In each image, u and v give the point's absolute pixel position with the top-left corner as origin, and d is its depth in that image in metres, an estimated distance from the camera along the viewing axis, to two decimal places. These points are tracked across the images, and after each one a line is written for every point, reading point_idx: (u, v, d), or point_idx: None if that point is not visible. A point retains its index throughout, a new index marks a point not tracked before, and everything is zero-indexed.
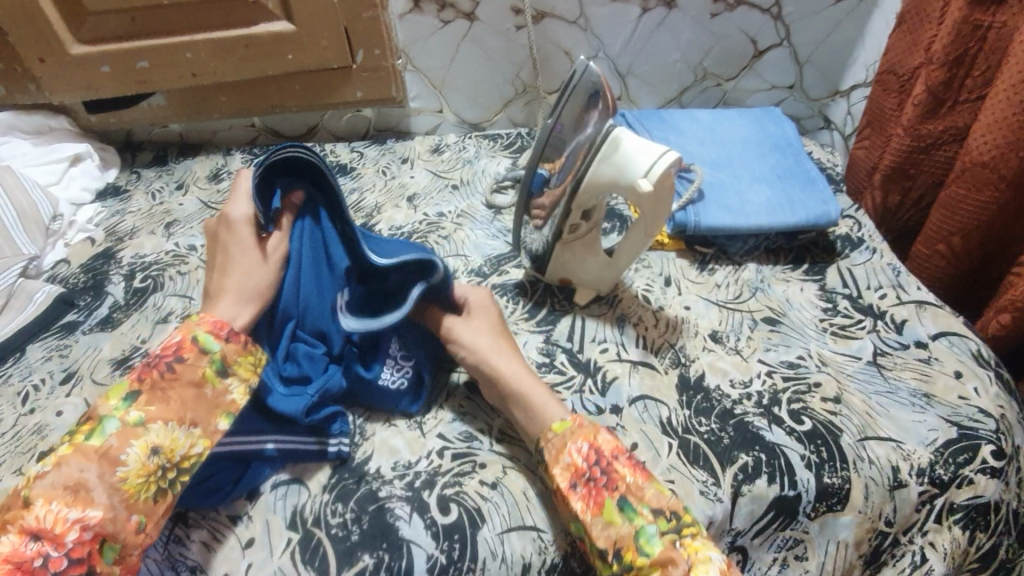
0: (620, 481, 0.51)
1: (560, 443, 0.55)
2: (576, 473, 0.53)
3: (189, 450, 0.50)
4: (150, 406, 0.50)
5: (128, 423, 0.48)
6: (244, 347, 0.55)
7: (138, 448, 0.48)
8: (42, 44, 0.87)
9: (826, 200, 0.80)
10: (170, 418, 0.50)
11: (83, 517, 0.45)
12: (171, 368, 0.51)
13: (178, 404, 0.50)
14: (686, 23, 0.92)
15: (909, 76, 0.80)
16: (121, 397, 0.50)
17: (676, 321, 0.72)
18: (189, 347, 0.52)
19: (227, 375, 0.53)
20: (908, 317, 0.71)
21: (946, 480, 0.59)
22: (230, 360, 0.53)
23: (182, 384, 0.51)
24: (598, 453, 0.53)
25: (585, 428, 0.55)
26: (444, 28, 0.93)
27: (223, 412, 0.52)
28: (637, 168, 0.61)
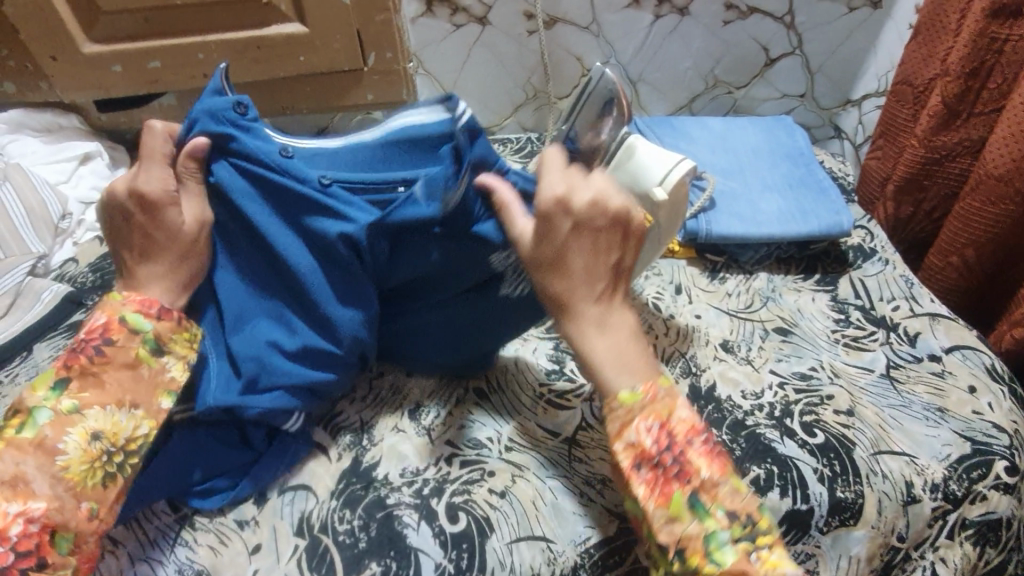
0: (694, 475, 0.46)
1: (626, 418, 0.48)
2: (642, 455, 0.47)
3: (133, 432, 0.49)
4: (84, 392, 0.48)
5: (61, 412, 0.47)
6: (177, 323, 0.52)
7: (76, 436, 0.47)
8: (54, 43, 0.87)
9: (839, 210, 0.79)
10: (107, 402, 0.48)
11: (25, 510, 0.44)
12: (101, 352, 0.49)
13: (114, 387, 0.49)
14: (697, 31, 0.91)
15: (924, 87, 0.79)
16: (50, 387, 0.48)
17: (687, 330, 0.72)
18: (116, 328, 0.50)
19: (163, 354, 0.51)
20: (921, 330, 0.70)
21: (959, 496, 0.58)
22: (163, 337, 0.51)
23: (115, 367, 0.49)
24: (670, 437, 0.47)
25: (657, 404, 0.48)
26: (455, 32, 0.92)
27: (161, 392, 0.51)
28: (651, 177, 0.61)
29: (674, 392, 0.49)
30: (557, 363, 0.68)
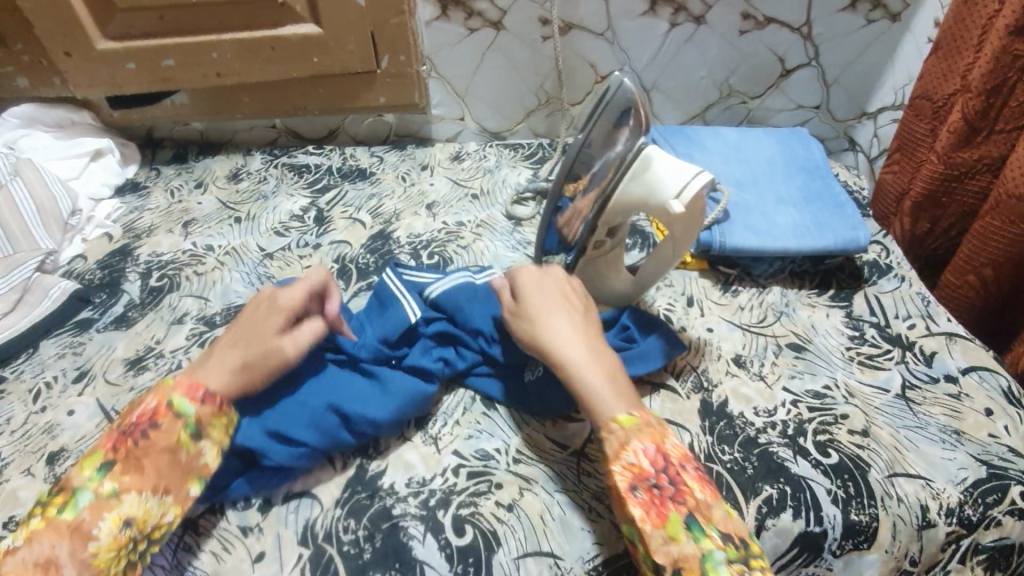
0: (688, 495, 0.49)
1: (624, 439, 0.52)
2: (638, 476, 0.50)
3: (160, 519, 0.50)
4: (123, 475, 0.50)
5: (101, 494, 0.48)
6: (218, 408, 0.54)
7: (110, 521, 0.48)
8: (69, 39, 0.87)
9: (856, 225, 0.78)
10: (143, 487, 0.49)
11: None
12: (144, 436, 0.51)
13: (152, 472, 0.50)
14: (713, 40, 0.90)
15: (943, 103, 0.78)
16: (96, 467, 0.50)
17: (699, 343, 0.71)
18: (163, 413, 0.52)
19: (202, 437, 0.53)
20: (938, 349, 0.69)
21: (975, 521, 0.57)
22: (204, 422, 0.53)
23: (155, 452, 0.51)
24: (666, 459, 0.51)
25: (652, 429, 0.53)
26: (469, 37, 0.92)
27: (193, 478, 0.52)
28: (668, 189, 0.60)
29: (665, 424, 0.55)
30: None
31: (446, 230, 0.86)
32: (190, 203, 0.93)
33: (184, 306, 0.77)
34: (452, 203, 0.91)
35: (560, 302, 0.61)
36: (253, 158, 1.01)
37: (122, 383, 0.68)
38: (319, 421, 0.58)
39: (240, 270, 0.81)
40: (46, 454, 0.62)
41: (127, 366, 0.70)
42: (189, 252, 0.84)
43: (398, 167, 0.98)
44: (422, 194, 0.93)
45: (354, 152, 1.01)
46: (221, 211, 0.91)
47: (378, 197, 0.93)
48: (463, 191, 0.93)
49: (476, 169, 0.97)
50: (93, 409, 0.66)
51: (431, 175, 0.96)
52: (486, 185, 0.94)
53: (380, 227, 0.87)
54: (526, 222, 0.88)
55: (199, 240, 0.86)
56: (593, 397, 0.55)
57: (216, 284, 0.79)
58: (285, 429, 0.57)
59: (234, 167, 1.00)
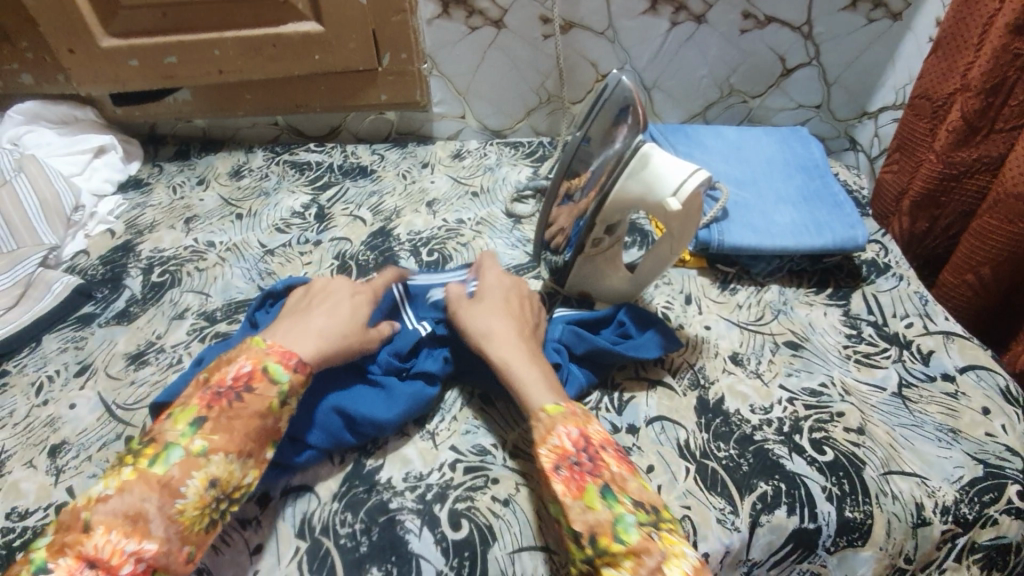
0: (605, 469, 0.50)
1: (550, 425, 0.53)
2: (562, 456, 0.51)
3: (241, 480, 0.49)
4: (213, 435, 0.48)
5: (192, 452, 0.47)
6: (307, 379, 0.54)
7: (197, 481, 0.47)
8: (73, 36, 0.88)
9: (854, 224, 0.78)
10: (231, 450, 0.49)
11: (139, 550, 0.44)
12: (238, 398, 0.50)
13: (240, 435, 0.49)
14: (714, 39, 0.91)
15: (943, 102, 0.78)
16: (189, 422, 0.49)
17: (696, 341, 0.71)
18: (259, 377, 0.51)
19: (285, 405, 0.52)
20: (935, 348, 0.69)
21: (970, 520, 0.57)
22: (293, 390, 0.52)
23: (246, 416, 0.50)
24: (587, 441, 0.52)
25: (576, 415, 0.53)
26: (470, 35, 0.92)
27: (273, 443, 0.52)
28: (666, 186, 0.60)
29: (588, 411, 0.56)
30: None
31: (446, 227, 0.87)
32: (192, 200, 0.94)
33: (185, 302, 0.77)
34: (451, 201, 0.92)
35: (500, 307, 0.64)
36: (255, 155, 1.02)
37: (123, 377, 0.69)
38: (321, 420, 0.58)
39: (241, 266, 0.82)
40: (48, 446, 0.63)
41: (128, 361, 0.71)
42: (191, 248, 0.85)
43: (398, 165, 0.98)
44: (422, 192, 0.93)
45: (355, 150, 1.02)
46: (222, 208, 0.92)
47: (379, 194, 0.93)
48: (462, 189, 0.93)
49: (476, 167, 0.97)
50: (95, 403, 0.67)
51: (431, 172, 0.97)
52: (485, 183, 0.94)
53: (380, 224, 0.88)
54: (525, 221, 0.88)
55: (201, 236, 0.87)
56: (525, 390, 0.56)
57: (217, 280, 0.80)
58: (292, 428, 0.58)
59: (236, 164, 1.01)
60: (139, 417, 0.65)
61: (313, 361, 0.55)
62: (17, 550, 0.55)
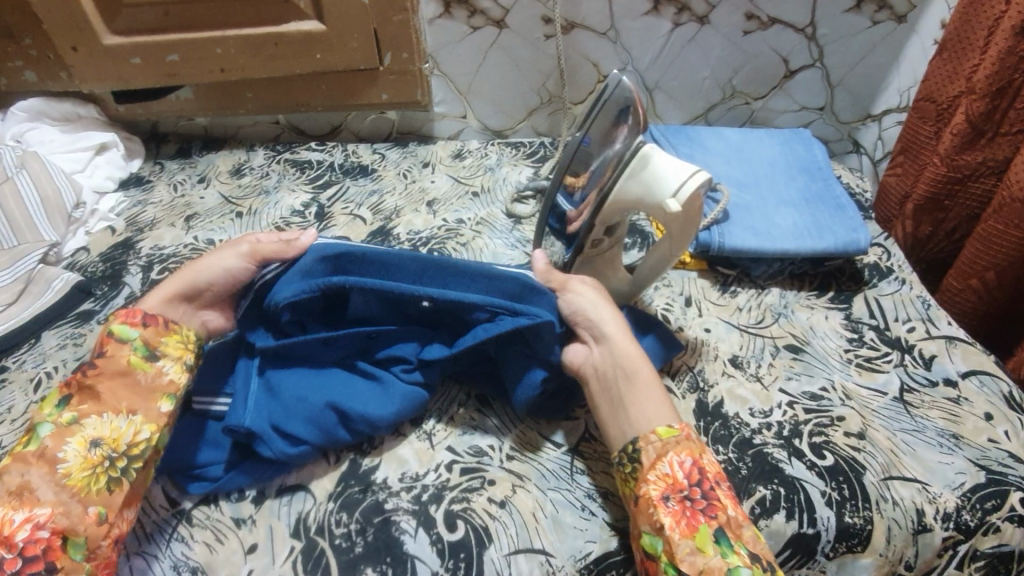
0: (720, 511, 0.50)
1: (662, 450, 0.53)
2: (672, 487, 0.51)
3: (134, 437, 0.53)
4: (82, 404, 0.54)
5: (61, 423, 0.52)
6: (163, 327, 0.58)
7: (75, 444, 0.52)
8: (76, 34, 0.88)
9: (856, 227, 0.77)
10: (104, 411, 0.54)
11: (31, 517, 0.49)
12: (94, 365, 0.55)
13: (109, 397, 0.54)
14: (717, 40, 0.90)
15: (948, 105, 0.78)
16: (55, 403, 0.54)
17: (696, 343, 0.71)
18: (108, 341, 0.56)
19: (156, 358, 0.57)
20: (937, 353, 0.68)
21: (972, 527, 0.56)
22: (150, 341, 0.57)
23: (109, 377, 0.55)
24: (700, 472, 0.51)
25: (690, 443, 0.53)
26: (473, 34, 0.92)
27: (161, 396, 0.56)
28: (665, 187, 0.60)
29: (704, 444, 0.55)
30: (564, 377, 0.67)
31: (446, 227, 0.86)
32: (192, 197, 0.94)
33: None
34: (452, 200, 0.91)
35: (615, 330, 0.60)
36: (256, 154, 1.02)
37: None
38: (318, 418, 0.58)
39: None
40: None
41: None
42: (191, 246, 0.85)
43: (399, 164, 0.98)
44: (423, 192, 0.93)
45: (356, 149, 1.02)
46: (223, 206, 0.92)
47: (379, 193, 0.93)
48: (463, 189, 0.93)
49: (477, 167, 0.97)
50: None
51: (432, 172, 0.97)
52: (486, 183, 0.94)
53: (380, 224, 0.87)
54: (525, 221, 0.88)
55: (201, 233, 0.87)
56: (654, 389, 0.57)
57: None
58: (284, 424, 0.57)
59: (237, 162, 1.01)
60: None
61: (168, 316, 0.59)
62: None
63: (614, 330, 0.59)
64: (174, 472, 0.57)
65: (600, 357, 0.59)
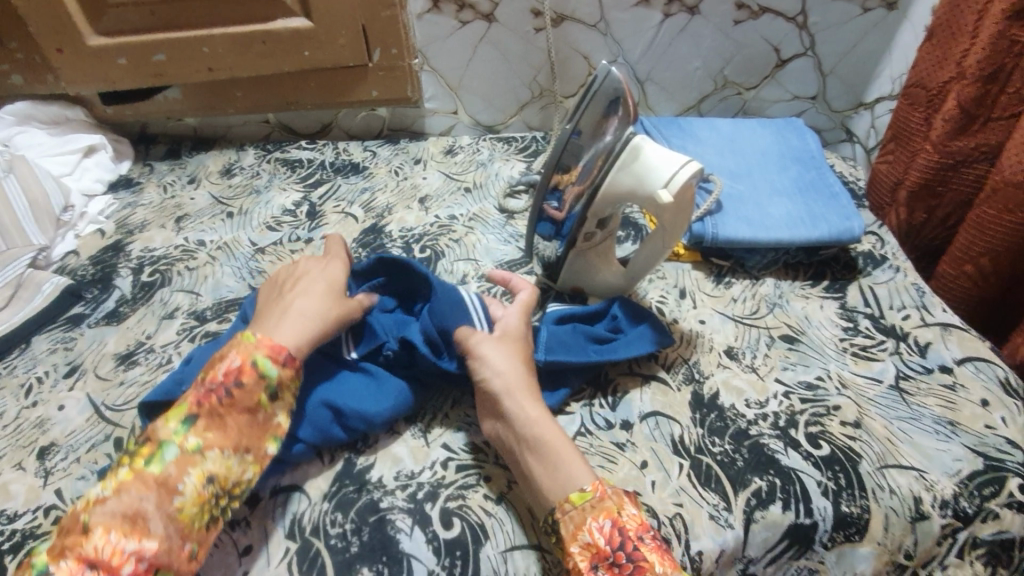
0: (648, 572, 0.46)
1: (580, 519, 0.49)
2: (597, 555, 0.48)
3: (240, 476, 0.51)
4: (208, 432, 0.50)
5: (186, 449, 0.48)
6: (297, 373, 0.54)
7: (194, 477, 0.48)
8: (61, 35, 0.87)
9: (849, 215, 0.77)
10: (225, 446, 0.50)
11: (139, 548, 0.44)
12: (228, 394, 0.51)
13: (234, 431, 0.51)
14: (708, 30, 0.89)
15: (938, 91, 0.77)
16: (180, 421, 0.50)
17: (690, 335, 0.70)
18: (247, 372, 0.52)
19: (277, 400, 0.53)
20: (932, 340, 0.68)
21: (970, 514, 0.56)
22: (282, 384, 0.53)
23: (237, 411, 0.51)
24: (622, 534, 0.48)
25: (608, 502, 0.50)
26: (462, 29, 0.91)
27: (270, 438, 0.52)
28: (656, 178, 0.60)
29: (621, 492, 0.51)
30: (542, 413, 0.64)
31: (439, 224, 0.86)
32: (183, 199, 0.93)
33: (175, 301, 0.77)
34: (444, 196, 0.91)
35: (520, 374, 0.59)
36: (246, 153, 1.01)
37: (113, 378, 0.68)
38: (312, 417, 0.58)
39: (232, 265, 0.81)
40: (37, 449, 0.62)
41: (117, 361, 0.70)
42: (181, 247, 0.84)
43: (391, 161, 0.98)
44: (415, 188, 0.92)
45: (347, 147, 1.01)
46: (214, 207, 0.91)
47: (371, 191, 0.92)
48: (456, 184, 0.93)
49: (469, 163, 0.97)
50: (83, 404, 0.66)
51: (425, 169, 0.96)
52: (479, 178, 0.94)
53: (372, 221, 0.87)
54: (518, 216, 0.87)
55: (191, 235, 0.86)
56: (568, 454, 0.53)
57: (208, 279, 0.79)
58: None
59: (227, 162, 1.00)
60: (128, 418, 0.64)
61: (298, 352, 0.55)
62: (6, 552, 0.54)
63: (519, 398, 0.56)
64: None
65: (505, 427, 0.56)
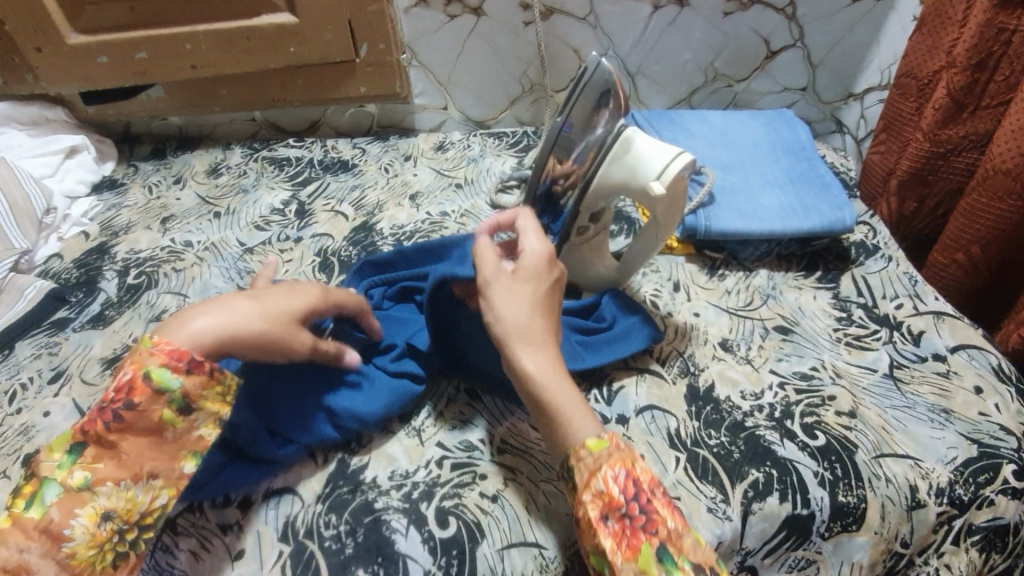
0: (661, 525, 0.44)
1: (594, 466, 0.47)
2: (609, 505, 0.45)
3: (149, 505, 0.45)
4: (98, 462, 0.44)
5: (71, 487, 0.43)
6: (210, 378, 0.46)
7: (85, 518, 0.43)
8: (39, 34, 0.86)
9: (841, 205, 0.77)
10: (122, 477, 0.44)
11: None
12: (119, 418, 0.44)
13: (131, 458, 0.45)
14: (697, 23, 0.89)
15: (928, 81, 0.77)
16: (66, 451, 0.44)
17: (685, 328, 0.70)
18: (139, 388, 0.44)
19: (191, 412, 0.46)
20: (925, 328, 0.68)
21: (965, 501, 0.57)
22: (191, 394, 0.46)
23: (134, 434, 0.45)
24: (636, 485, 0.46)
25: (622, 452, 0.47)
26: (450, 23, 0.90)
27: (187, 455, 0.46)
28: (649, 169, 0.59)
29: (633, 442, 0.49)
30: None
31: (430, 221, 0.85)
32: (168, 199, 0.92)
33: (162, 303, 0.75)
34: (435, 192, 0.90)
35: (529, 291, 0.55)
36: (233, 152, 1.00)
37: (100, 382, 0.67)
38: (304, 417, 0.57)
39: (220, 265, 0.80)
40: (22, 456, 0.61)
41: (104, 366, 0.69)
42: (168, 249, 0.83)
43: (381, 159, 0.96)
44: (405, 185, 0.91)
45: (336, 144, 1.00)
46: (200, 207, 0.90)
47: (360, 188, 0.91)
48: (446, 180, 0.92)
49: (459, 159, 0.96)
50: (69, 410, 0.65)
51: (414, 165, 0.95)
52: (469, 174, 0.93)
53: (362, 219, 0.86)
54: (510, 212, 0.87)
55: (178, 236, 0.85)
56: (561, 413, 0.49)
57: (196, 281, 0.78)
58: (272, 421, 0.56)
59: (213, 162, 0.98)
60: None
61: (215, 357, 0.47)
62: None
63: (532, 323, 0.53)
64: None
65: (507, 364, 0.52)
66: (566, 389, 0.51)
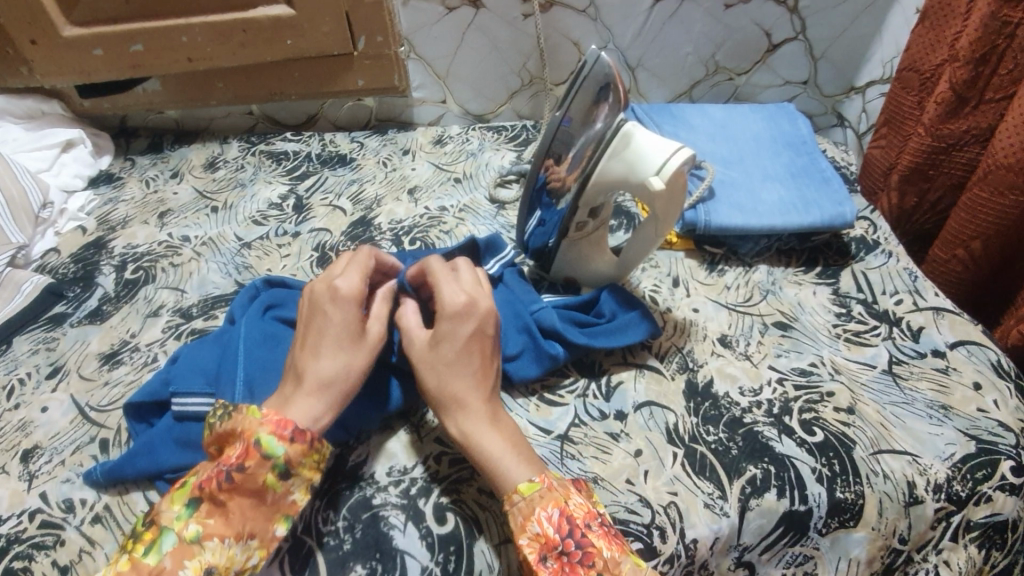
0: (597, 557, 0.46)
1: (528, 509, 0.48)
2: (546, 545, 0.47)
3: (245, 563, 0.47)
4: (209, 518, 0.46)
5: (184, 539, 0.45)
6: (310, 447, 0.49)
7: (190, 570, 0.44)
8: (33, 26, 0.85)
9: (842, 201, 0.77)
10: (227, 534, 0.46)
11: None
12: (230, 478, 0.47)
13: (236, 517, 0.47)
14: (697, 15, 0.88)
15: (931, 74, 0.77)
16: (184, 504, 0.47)
17: (684, 324, 0.70)
18: (252, 452, 0.47)
19: (289, 477, 0.48)
20: (925, 324, 0.68)
21: (963, 497, 0.57)
22: (292, 461, 0.48)
23: (240, 495, 0.47)
24: (570, 522, 0.47)
25: (555, 491, 0.49)
26: (449, 15, 0.89)
27: (281, 517, 0.49)
28: (649, 164, 0.59)
29: (567, 481, 0.51)
30: (549, 421, 0.61)
31: (429, 215, 0.84)
32: (166, 193, 0.91)
33: (160, 299, 0.75)
34: (433, 187, 0.89)
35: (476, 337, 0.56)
36: (230, 146, 0.99)
37: (97, 378, 0.67)
38: None
39: (218, 260, 0.80)
40: (20, 452, 0.61)
41: (102, 361, 0.69)
42: (165, 243, 0.83)
43: (379, 153, 0.96)
44: (404, 179, 0.91)
45: (334, 138, 0.99)
46: (198, 201, 0.89)
47: (359, 183, 0.91)
48: (445, 175, 0.91)
49: (458, 153, 0.95)
50: (67, 406, 0.65)
51: (412, 159, 0.94)
52: (468, 169, 0.92)
53: (361, 213, 0.85)
54: (509, 207, 0.86)
55: (175, 230, 0.84)
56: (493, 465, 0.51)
57: (193, 276, 0.78)
58: None
59: (210, 156, 0.98)
60: (114, 419, 0.63)
61: (314, 427, 0.50)
62: None
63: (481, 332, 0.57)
64: (146, 479, 0.56)
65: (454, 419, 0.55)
66: (502, 423, 0.53)
